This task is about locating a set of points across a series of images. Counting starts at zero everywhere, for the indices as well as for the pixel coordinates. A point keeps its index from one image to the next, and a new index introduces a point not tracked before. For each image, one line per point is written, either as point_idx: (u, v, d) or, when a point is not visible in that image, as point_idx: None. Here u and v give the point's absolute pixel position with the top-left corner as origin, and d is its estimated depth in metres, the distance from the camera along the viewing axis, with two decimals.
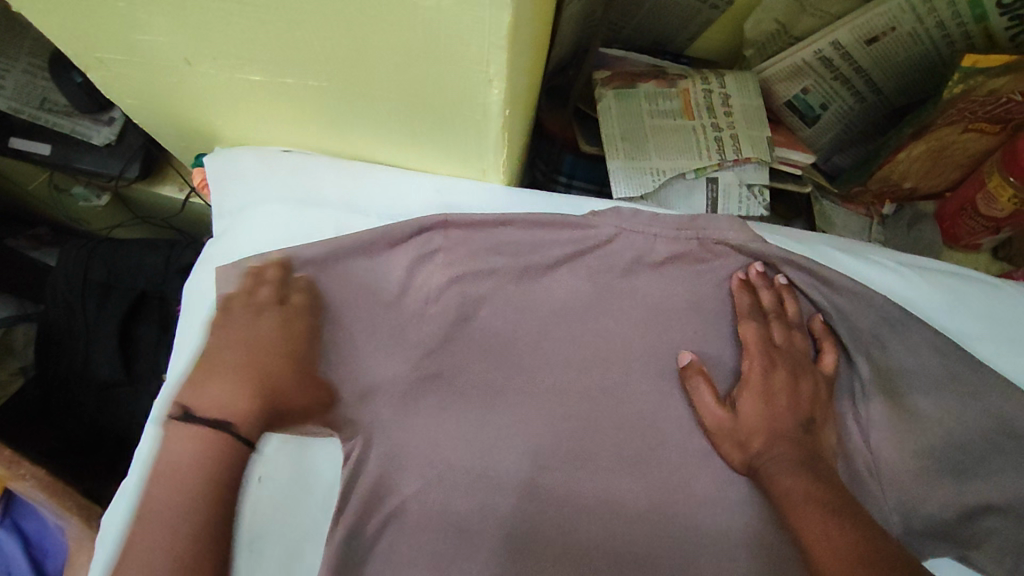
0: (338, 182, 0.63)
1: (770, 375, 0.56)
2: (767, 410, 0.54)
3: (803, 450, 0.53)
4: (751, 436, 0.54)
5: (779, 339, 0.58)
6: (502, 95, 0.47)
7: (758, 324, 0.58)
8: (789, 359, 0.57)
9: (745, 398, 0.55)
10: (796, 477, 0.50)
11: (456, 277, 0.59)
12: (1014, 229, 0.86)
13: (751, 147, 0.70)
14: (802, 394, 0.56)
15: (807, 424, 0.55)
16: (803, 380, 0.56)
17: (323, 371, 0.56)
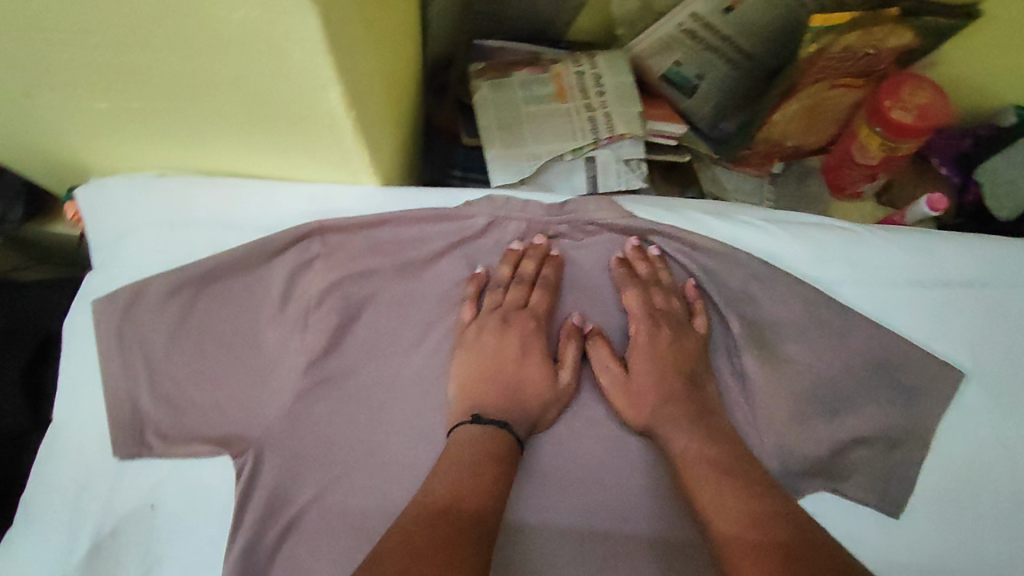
0: (212, 201, 0.62)
1: (655, 336, 0.59)
2: (653, 372, 0.58)
3: (692, 407, 0.56)
4: (641, 400, 0.57)
5: (661, 302, 0.60)
6: (341, 98, 0.47)
7: (637, 293, 0.60)
8: (669, 321, 0.60)
9: (634, 361, 0.58)
10: (687, 441, 0.54)
11: (336, 282, 0.59)
12: (889, 174, 0.91)
13: (624, 123, 0.72)
14: (684, 351, 0.59)
15: (691, 379, 0.58)
16: (685, 338, 0.60)
17: (216, 390, 0.57)
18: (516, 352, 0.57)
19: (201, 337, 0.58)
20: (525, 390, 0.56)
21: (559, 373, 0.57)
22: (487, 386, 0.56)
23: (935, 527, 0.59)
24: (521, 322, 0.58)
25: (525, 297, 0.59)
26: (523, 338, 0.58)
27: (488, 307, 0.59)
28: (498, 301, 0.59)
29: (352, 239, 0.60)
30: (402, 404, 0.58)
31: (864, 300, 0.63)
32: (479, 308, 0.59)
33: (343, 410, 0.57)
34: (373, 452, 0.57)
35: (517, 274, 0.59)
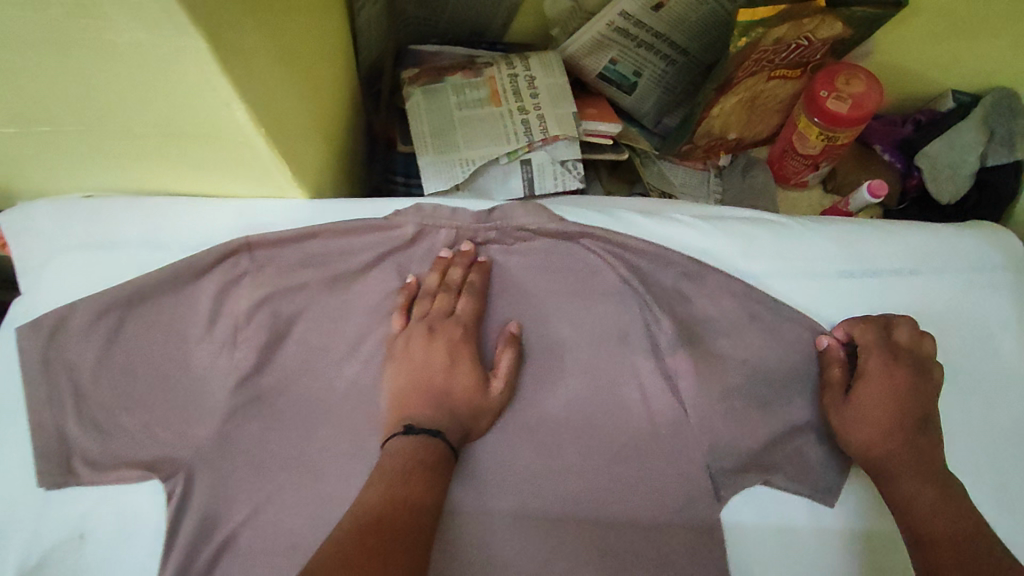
0: (136, 220, 0.61)
1: (895, 373, 0.59)
2: (880, 408, 0.58)
3: (922, 446, 0.56)
4: (871, 439, 0.57)
5: (859, 337, 0.61)
6: (249, 116, 0.46)
7: (882, 349, 0.60)
8: (895, 351, 0.60)
9: (863, 401, 0.58)
10: (914, 481, 0.54)
11: (264, 299, 0.58)
12: (831, 163, 0.92)
13: (557, 124, 0.72)
14: (903, 390, 0.58)
15: (922, 420, 0.57)
16: (899, 371, 0.59)
17: (144, 413, 0.56)
18: (444, 362, 0.56)
19: (128, 361, 0.57)
20: (455, 399, 0.56)
21: (492, 382, 0.57)
22: (420, 399, 0.55)
23: (874, 515, 0.59)
24: (448, 330, 0.57)
25: (453, 304, 0.58)
26: (450, 350, 0.56)
27: (416, 316, 0.58)
28: (426, 309, 0.58)
29: (279, 254, 0.59)
30: (336, 418, 0.58)
31: (797, 293, 0.63)
32: (408, 317, 0.58)
33: (276, 427, 0.57)
34: (307, 468, 0.57)
35: (444, 282, 0.59)
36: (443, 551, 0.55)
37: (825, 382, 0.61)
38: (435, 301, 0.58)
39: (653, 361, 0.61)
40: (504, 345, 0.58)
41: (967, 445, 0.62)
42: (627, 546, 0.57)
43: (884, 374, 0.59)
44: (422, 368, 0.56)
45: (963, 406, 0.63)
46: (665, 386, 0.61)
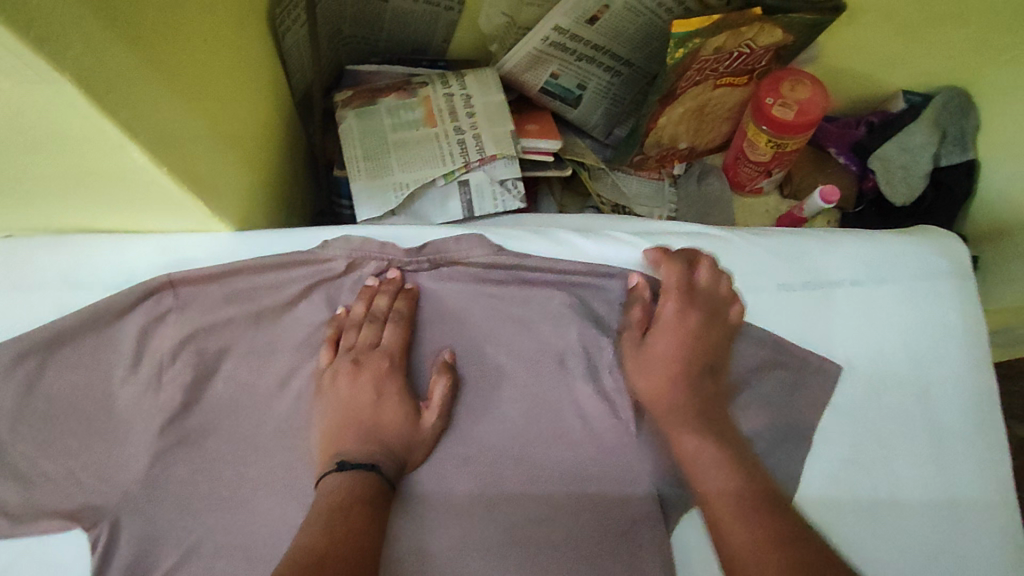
0: (57, 260, 0.59)
1: (686, 313, 0.60)
2: (682, 355, 0.59)
3: (709, 408, 0.59)
4: (668, 388, 0.58)
5: (701, 285, 0.61)
6: (145, 156, 0.45)
7: (682, 279, 0.61)
8: (709, 302, 0.61)
9: (660, 337, 0.59)
10: (699, 436, 0.57)
11: (189, 336, 0.57)
12: (784, 169, 0.91)
13: (494, 144, 0.71)
14: (711, 340, 0.60)
15: (709, 367, 0.60)
16: (712, 330, 0.60)
17: (66, 461, 0.54)
18: (371, 395, 0.55)
19: (49, 406, 0.56)
20: (385, 434, 0.54)
21: (424, 415, 0.56)
22: (349, 434, 0.54)
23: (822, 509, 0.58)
24: (374, 363, 0.56)
25: (378, 335, 0.57)
26: (379, 381, 0.55)
27: (344, 348, 0.57)
28: (352, 342, 0.57)
29: (205, 290, 0.58)
30: (267, 456, 0.56)
31: (744, 305, 0.62)
32: (336, 351, 0.57)
33: (203, 469, 0.55)
34: (238, 510, 0.55)
35: (370, 312, 0.58)
36: None
37: (625, 321, 0.61)
38: (360, 333, 0.57)
39: (592, 384, 0.59)
40: (433, 377, 0.57)
41: (916, 458, 0.61)
42: None
43: (680, 315, 0.60)
44: (350, 404, 0.55)
45: (910, 418, 0.61)
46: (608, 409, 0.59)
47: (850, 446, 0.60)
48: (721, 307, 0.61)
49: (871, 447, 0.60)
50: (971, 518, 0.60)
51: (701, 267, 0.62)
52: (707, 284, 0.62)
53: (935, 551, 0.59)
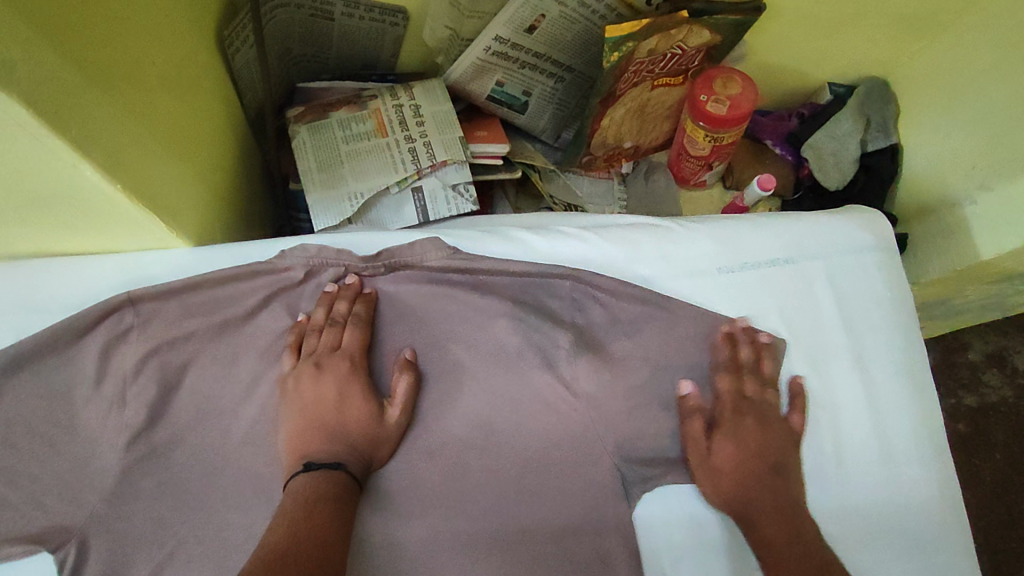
0: (12, 286, 0.59)
1: (741, 424, 0.60)
2: (744, 457, 0.59)
3: (784, 499, 0.57)
4: (727, 475, 0.58)
5: (751, 392, 0.62)
6: (98, 172, 0.46)
7: (732, 376, 0.62)
8: (759, 411, 0.61)
9: (719, 445, 0.59)
10: (769, 517, 0.56)
11: (150, 352, 0.58)
12: (724, 162, 0.95)
13: (444, 150, 0.73)
14: (772, 442, 0.60)
15: (777, 465, 0.59)
16: (772, 433, 0.61)
17: (29, 484, 0.55)
18: (333, 396, 0.56)
19: (9, 431, 0.56)
20: (349, 431, 0.55)
21: (387, 412, 0.57)
22: (315, 437, 0.55)
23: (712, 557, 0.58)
24: (335, 365, 0.57)
25: (337, 338, 0.59)
26: (343, 381, 0.57)
27: (306, 352, 0.58)
28: (313, 345, 0.58)
29: (165, 306, 0.59)
30: (236, 464, 0.58)
31: (688, 289, 0.66)
32: (297, 356, 0.59)
33: (172, 482, 0.57)
34: (208, 519, 0.56)
35: (329, 317, 0.59)
36: None
37: (685, 434, 0.60)
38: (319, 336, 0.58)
39: (551, 373, 0.61)
40: (395, 374, 0.59)
41: (856, 421, 0.65)
42: (540, 560, 0.57)
43: (762, 428, 0.60)
44: (313, 406, 0.56)
45: (848, 383, 0.66)
46: (566, 398, 0.61)
47: (795, 410, 0.64)
48: (772, 415, 0.61)
49: (815, 411, 0.64)
50: (908, 471, 0.64)
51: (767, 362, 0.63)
52: (753, 362, 0.63)
53: (878, 504, 0.63)
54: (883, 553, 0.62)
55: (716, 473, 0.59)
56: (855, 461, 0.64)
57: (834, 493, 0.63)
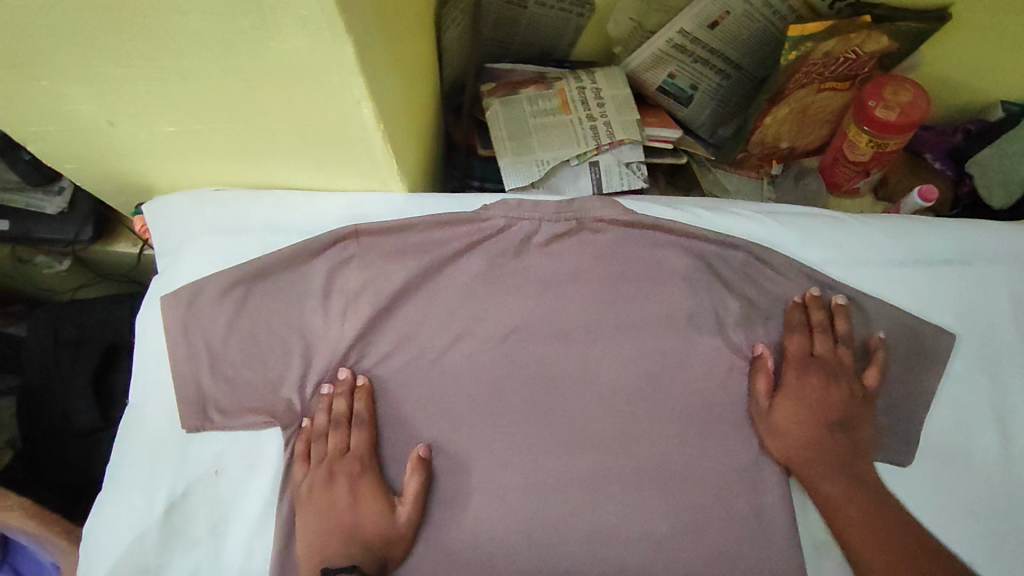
0: (259, 210, 0.71)
1: (806, 380, 0.64)
2: (806, 412, 0.63)
3: (842, 452, 0.63)
4: (790, 431, 0.63)
5: (818, 348, 0.66)
6: (372, 113, 0.56)
7: (803, 334, 0.66)
8: (827, 366, 0.65)
9: (782, 405, 0.63)
10: (829, 472, 0.62)
11: (371, 276, 0.67)
12: (883, 169, 0.95)
13: (623, 130, 0.79)
14: (830, 400, 0.64)
15: (838, 422, 0.64)
16: (833, 389, 0.64)
17: (266, 373, 0.65)
18: (349, 498, 0.62)
19: (253, 328, 0.67)
20: (366, 532, 0.60)
21: (397, 510, 0.61)
22: (332, 541, 0.60)
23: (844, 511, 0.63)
24: (345, 469, 0.62)
25: (346, 441, 0.63)
26: (349, 484, 0.62)
27: (317, 458, 0.63)
28: (323, 452, 0.63)
29: (382, 241, 0.68)
30: (430, 384, 0.66)
31: (858, 277, 0.68)
32: (307, 462, 0.63)
33: (376, 389, 0.65)
34: (402, 424, 0.65)
35: (332, 418, 0.63)
36: (526, 499, 0.63)
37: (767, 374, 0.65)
38: (564, 346, 0.67)
39: (718, 338, 0.66)
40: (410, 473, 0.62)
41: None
42: (697, 505, 0.62)
43: (805, 383, 0.64)
44: (334, 510, 0.61)
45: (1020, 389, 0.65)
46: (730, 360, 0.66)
47: (960, 404, 0.65)
48: (839, 378, 0.65)
49: (978, 409, 0.64)
50: None
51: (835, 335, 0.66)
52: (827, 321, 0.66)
53: None
54: None
55: (775, 424, 0.63)
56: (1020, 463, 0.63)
57: (983, 485, 0.63)
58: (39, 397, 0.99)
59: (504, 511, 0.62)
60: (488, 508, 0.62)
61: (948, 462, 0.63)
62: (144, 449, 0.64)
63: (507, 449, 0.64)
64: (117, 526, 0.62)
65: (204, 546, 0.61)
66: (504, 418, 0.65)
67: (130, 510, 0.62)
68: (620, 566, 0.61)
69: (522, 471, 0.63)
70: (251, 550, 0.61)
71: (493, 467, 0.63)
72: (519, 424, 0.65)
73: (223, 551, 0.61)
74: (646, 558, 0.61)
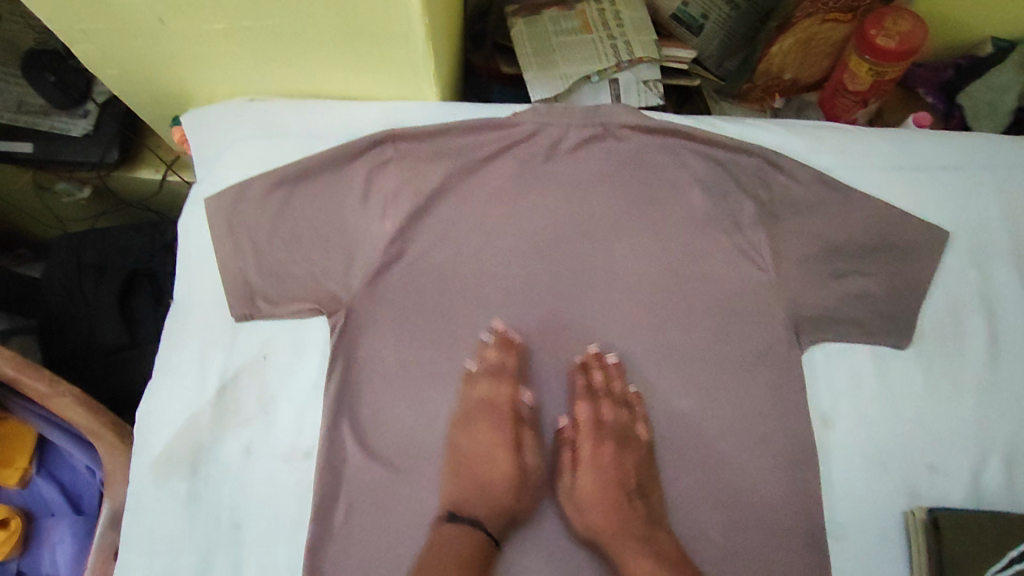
0: (298, 117, 0.74)
1: (734, 352, 0.68)
2: (606, 482, 0.65)
3: (638, 525, 0.63)
4: (591, 505, 0.65)
5: (608, 416, 0.67)
6: (419, 6, 0.59)
7: (621, 407, 0.67)
8: (669, 435, 0.67)
9: (584, 476, 0.67)
10: (633, 548, 0.62)
11: (407, 178, 0.70)
12: (879, 100, 1.00)
13: (642, 49, 0.83)
14: (689, 467, 0.66)
15: (638, 489, 0.65)
16: (652, 468, 0.66)
17: (308, 268, 0.68)
18: (493, 442, 0.66)
19: (295, 225, 0.69)
20: (492, 473, 0.66)
21: (524, 459, 0.67)
22: (455, 480, 0.65)
23: (847, 387, 0.67)
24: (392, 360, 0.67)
25: (507, 387, 0.67)
26: (494, 431, 0.67)
27: (497, 399, 0.67)
28: (376, 378, 0.67)
29: (417, 146, 0.71)
30: (466, 277, 0.70)
31: (863, 180, 0.73)
32: (493, 386, 0.67)
33: (414, 283, 0.69)
34: (441, 316, 0.69)
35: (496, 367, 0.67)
36: None
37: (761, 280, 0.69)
38: (591, 247, 0.71)
39: (734, 236, 0.70)
40: (440, 358, 0.68)
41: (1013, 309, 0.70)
42: (714, 384, 0.67)
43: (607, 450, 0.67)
44: (480, 452, 0.66)
45: (1009, 280, 0.71)
46: (751, 255, 0.70)
47: (953, 293, 0.70)
48: (631, 440, 0.67)
49: (967, 295, 0.70)
50: None
51: (844, 231, 0.70)
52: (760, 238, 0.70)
53: None
54: None
55: (625, 483, 0.65)
56: (1007, 335, 0.69)
57: (971, 361, 0.68)
58: (61, 319, 1.01)
59: (536, 391, 0.67)
60: (522, 390, 0.67)
61: (942, 345, 0.69)
62: (195, 337, 0.68)
63: (538, 336, 0.68)
64: (173, 406, 0.66)
65: (256, 421, 0.66)
66: (534, 312, 0.69)
67: (185, 392, 0.66)
68: (647, 439, 0.66)
69: (553, 355, 0.68)
70: (298, 427, 0.66)
71: (526, 351, 0.68)
72: (550, 314, 0.69)
73: (275, 426, 0.66)
74: (668, 435, 0.66)
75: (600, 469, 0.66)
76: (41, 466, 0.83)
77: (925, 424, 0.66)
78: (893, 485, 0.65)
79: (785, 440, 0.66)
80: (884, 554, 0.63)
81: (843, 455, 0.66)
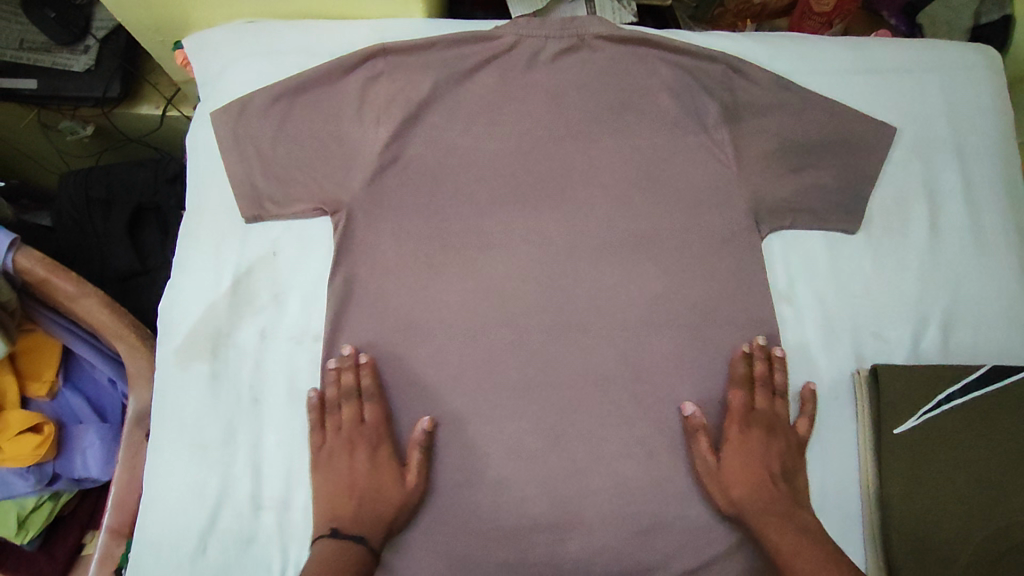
0: (294, 36, 0.79)
1: (703, 242, 0.74)
2: (755, 466, 0.68)
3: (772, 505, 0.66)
4: (734, 484, 0.68)
5: (759, 404, 0.71)
6: None
7: (745, 391, 0.70)
8: (767, 421, 0.70)
9: (596, 442, 0.70)
10: (782, 514, 0.65)
11: (399, 87, 0.75)
12: (844, 21, 1.04)
13: None
14: (775, 450, 0.69)
15: (782, 472, 0.68)
16: (774, 440, 0.69)
17: (310, 172, 0.73)
18: (365, 469, 0.68)
19: (296, 133, 0.74)
20: (379, 498, 0.67)
21: (405, 478, 0.68)
22: (344, 503, 0.66)
23: (800, 268, 0.75)
24: (381, 264, 0.73)
25: (507, 371, 0.72)
26: (365, 453, 0.69)
27: (332, 427, 0.70)
28: (338, 422, 0.70)
29: (409, 59, 0.76)
30: (456, 179, 0.76)
31: (818, 82, 0.80)
32: (324, 429, 0.70)
33: (409, 184, 0.74)
34: (434, 215, 0.75)
35: (342, 391, 0.69)
36: (543, 269, 0.74)
37: (730, 176, 0.75)
38: (571, 150, 0.77)
39: (704, 135, 0.76)
40: (434, 254, 0.74)
41: (953, 194, 0.77)
42: (685, 270, 0.74)
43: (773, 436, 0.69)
44: (352, 478, 0.68)
45: (949, 168, 0.78)
46: (720, 152, 0.75)
47: (898, 181, 0.77)
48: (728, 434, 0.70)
49: (911, 183, 0.77)
50: (993, 237, 0.77)
51: (803, 127, 0.76)
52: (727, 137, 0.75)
53: (965, 254, 0.76)
54: (963, 301, 0.74)
55: (726, 479, 0.68)
56: (947, 218, 0.77)
57: (914, 240, 0.76)
58: (74, 249, 1.07)
59: (523, 280, 0.74)
60: (510, 278, 0.74)
61: (888, 229, 0.76)
62: (209, 239, 0.75)
63: (523, 230, 0.75)
64: (192, 300, 0.73)
65: (267, 310, 0.73)
66: (520, 209, 0.75)
67: (203, 287, 0.73)
68: (625, 319, 0.73)
69: (538, 248, 0.74)
70: (308, 313, 0.73)
71: (512, 244, 0.75)
72: (534, 210, 0.75)
73: (286, 314, 0.74)
74: (645, 315, 0.73)
75: (585, 350, 0.72)
76: (67, 379, 0.86)
77: (870, 297, 0.74)
78: (841, 351, 0.73)
79: (747, 316, 0.73)
80: (831, 409, 0.72)
81: (798, 327, 0.74)
